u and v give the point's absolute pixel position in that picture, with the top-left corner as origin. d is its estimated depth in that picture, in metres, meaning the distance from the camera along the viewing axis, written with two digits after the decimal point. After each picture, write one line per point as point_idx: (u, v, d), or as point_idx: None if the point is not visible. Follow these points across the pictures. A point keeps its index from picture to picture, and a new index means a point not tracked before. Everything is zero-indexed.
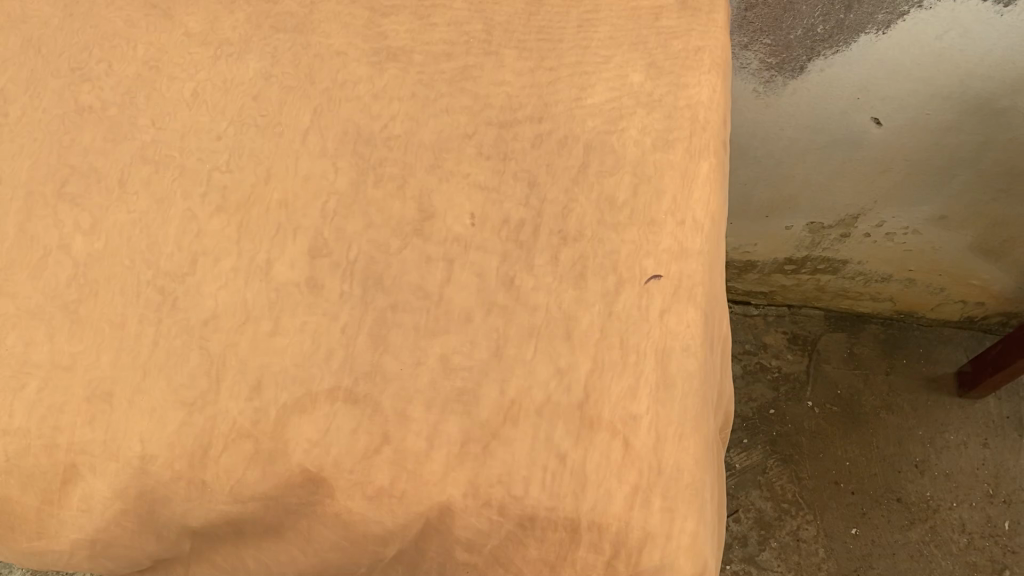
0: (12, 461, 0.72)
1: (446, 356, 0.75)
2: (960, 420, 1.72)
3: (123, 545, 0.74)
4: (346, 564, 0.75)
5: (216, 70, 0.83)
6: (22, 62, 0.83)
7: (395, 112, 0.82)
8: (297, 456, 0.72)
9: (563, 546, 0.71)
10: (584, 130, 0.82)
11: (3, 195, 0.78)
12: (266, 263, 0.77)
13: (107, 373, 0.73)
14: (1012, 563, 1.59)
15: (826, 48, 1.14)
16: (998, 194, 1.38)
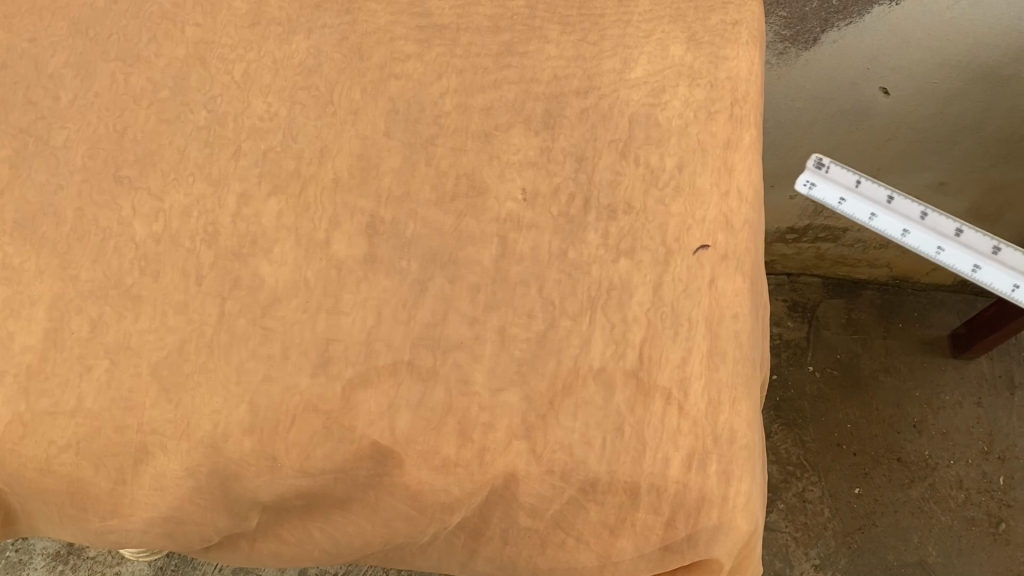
0: (81, 444, 0.72)
1: (504, 328, 0.77)
2: (955, 381, 1.76)
3: (195, 521, 0.76)
4: (413, 533, 0.78)
5: (266, 50, 0.84)
6: (70, 45, 0.83)
7: (444, 89, 0.84)
8: (365, 430, 0.73)
9: (624, 509, 0.74)
10: (629, 103, 0.84)
11: (58, 177, 0.78)
12: (325, 241, 0.78)
13: (174, 354, 0.74)
14: (1008, 516, 1.63)
15: (840, 20, 1.14)
16: (997, 159, 1.40)
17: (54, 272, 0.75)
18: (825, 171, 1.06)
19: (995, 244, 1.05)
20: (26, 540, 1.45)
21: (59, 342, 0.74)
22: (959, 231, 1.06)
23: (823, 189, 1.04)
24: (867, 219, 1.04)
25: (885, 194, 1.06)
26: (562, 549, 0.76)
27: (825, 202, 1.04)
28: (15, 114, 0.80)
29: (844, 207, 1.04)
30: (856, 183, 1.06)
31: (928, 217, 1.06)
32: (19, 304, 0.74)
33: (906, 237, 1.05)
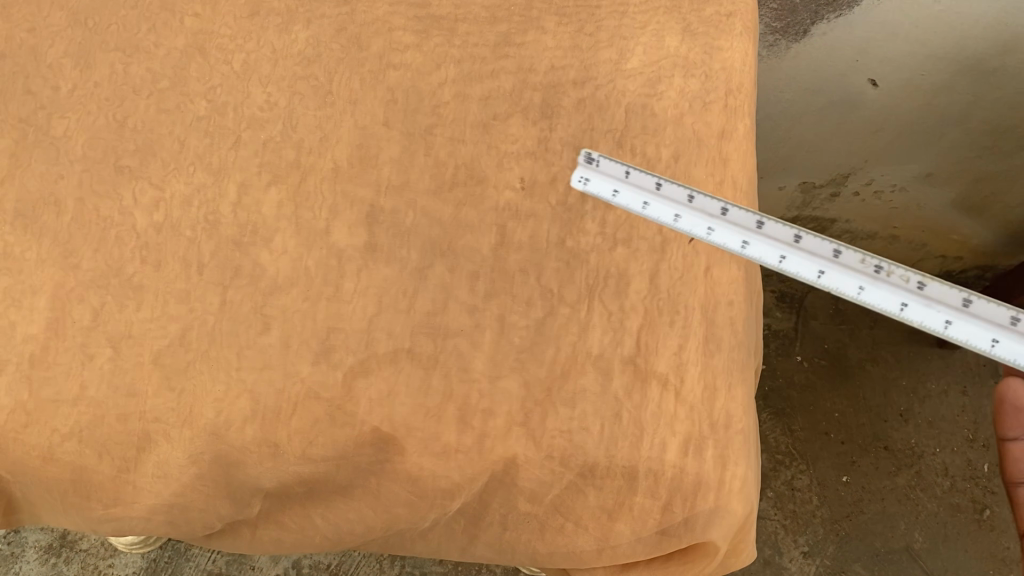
0: (85, 431, 0.73)
1: (503, 316, 0.78)
2: (940, 370, 1.68)
3: (199, 509, 0.77)
4: (413, 519, 0.79)
5: (265, 41, 0.84)
6: (69, 34, 0.83)
7: (442, 80, 0.84)
8: (367, 417, 0.74)
9: (622, 493, 0.75)
10: (625, 93, 0.84)
11: (59, 167, 0.78)
12: (325, 230, 0.79)
13: (176, 342, 0.75)
14: (992, 503, 1.57)
15: (829, 13, 1.16)
16: (985, 151, 1.37)
17: (56, 261, 0.76)
18: (594, 167, 0.81)
19: (1012, 311, 0.74)
20: (18, 532, 1.41)
21: (62, 332, 0.74)
22: (921, 282, 0.75)
23: (598, 187, 0.80)
24: (704, 232, 0.77)
25: (720, 205, 0.79)
26: (561, 533, 0.77)
27: (599, 195, 0.79)
28: (14, 104, 0.80)
29: (621, 198, 0.79)
30: (688, 200, 0.78)
31: (885, 267, 0.76)
32: (21, 294, 0.75)
33: (783, 264, 0.76)
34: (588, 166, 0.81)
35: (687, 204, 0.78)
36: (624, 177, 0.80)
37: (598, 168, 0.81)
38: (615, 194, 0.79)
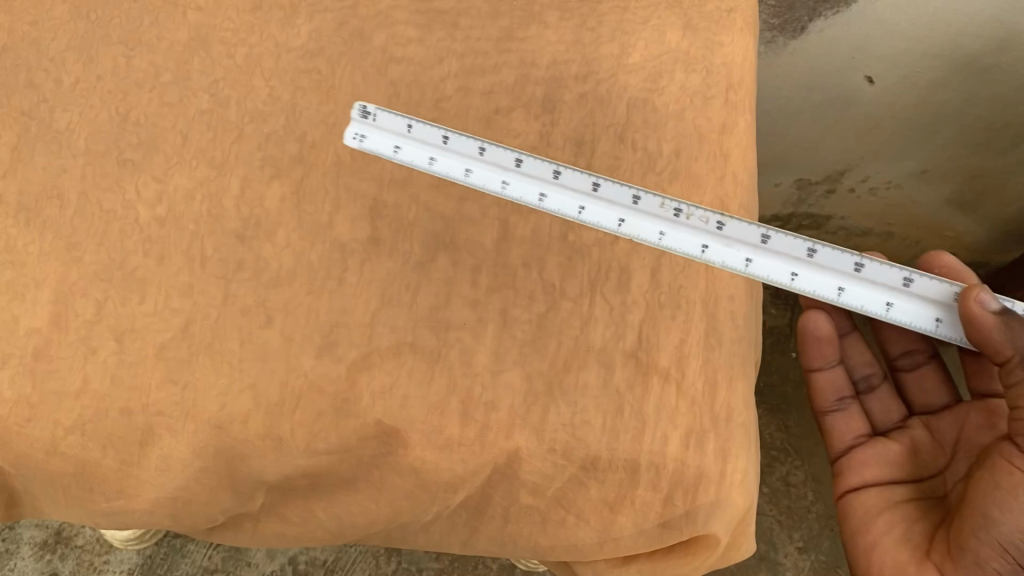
0: (88, 425, 0.73)
1: (506, 309, 0.78)
2: None
3: (202, 502, 0.78)
4: (416, 511, 0.79)
5: (268, 35, 0.84)
6: (72, 28, 0.83)
7: (445, 74, 0.84)
8: (370, 410, 0.74)
9: (624, 486, 0.75)
10: (626, 87, 0.84)
11: (62, 160, 0.78)
12: (328, 223, 0.79)
13: (180, 336, 0.75)
14: None
15: (826, 10, 1.16)
16: (978, 147, 1.38)
17: (59, 255, 0.76)
18: (370, 119, 0.80)
19: (905, 273, 0.79)
20: (13, 528, 1.38)
21: (65, 325, 0.74)
22: (857, 264, 0.79)
23: (375, 141, 0.79)
24: (614, 224, 0.78)
25: (512, 156, 0.80)
26: (563, 525, 0.78)
27: (451, 175, 0.79)
28: (17, 97, 0.80)
29: (404, 150, 0.79)
30: (594, 189, 0.79)
31: (816, 250, 0.79)
32: (24, 287, 0.75)
33: (585, 215, 0.78)
34: (364, 119, 0.80)
35: (479, 157, 0.79)
36: (444, 144, 0.80)
37: (447, 144, 0.80)
38: (469, 174, 0.79)
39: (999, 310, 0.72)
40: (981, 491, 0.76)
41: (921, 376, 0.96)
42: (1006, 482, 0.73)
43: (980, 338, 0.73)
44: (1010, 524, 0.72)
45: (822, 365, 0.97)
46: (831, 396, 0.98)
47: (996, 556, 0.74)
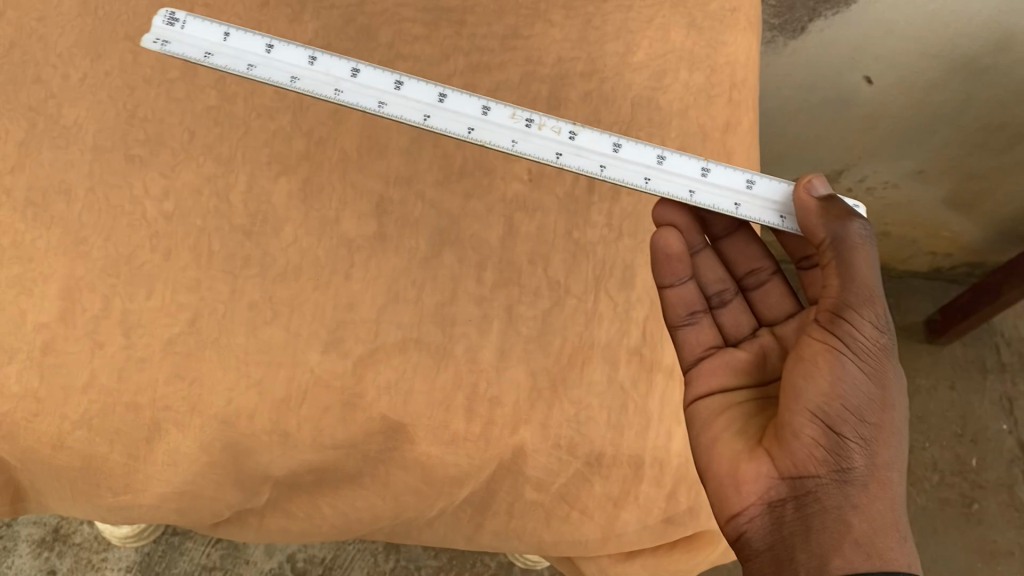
0: (95, 419, 0.74)
1: (511, 306, 0.79)
2: (929, 366, 1.58)
3: (209, 496, 0.79)
4: (421, 506, 0.80)
5: (275, 31, 0.84)
6: (79, 24, 0.83)
7: (451, 71, 0.85)
8: (378, 406, 0.75)
9: (627, 481, 0.77)
10: (631, 86, 0.85)
11: (69, 155, 0.78)
12: (334, 219, 0.79)
13: (186, 331, 0.75)
14: (981, 497, 1.47)
15: (826, 10, 1.15)
16: (974, 148, 1.38)
17: (66, 250, 0.76)
18: (177, 26, 0.77)
19: (748, 175, 0.75)
20: (9, 526, 1.33)
21: (73, 321, 0.74)
22: (750, 180, 0.74)
23: (185, 49, 0.76)
24: (596, 168, 0.74)
25: (349, 66, 0.76)
26: (567, 521, 0.79)
27: (408, 118, 0.74)
28: (24, 93, 0.80)
29: (220, 55, 0.76)
30: (571, 137, 0.75)
31: (710, 169, 0.75)
32: (33, 282, 0.75)
33: (428, 120, 0.74)
34: (172, 27, 0.77)
35: (308, 66, 0.76)
36: (396, 89, 0.76)
37: (398, 92, 0.75)
38: (429, 119, 0.74)
39: (827, 192, 0.67)
40: (788, 378, 0.63)
41: (764, 288, 0.78)
42: (851, 348, 0.61)
43: (804, 225, 0.68)
44: (817, 389, 0.61)
45: (673, 282, 0.75)
46: (682, 310, 0.76)
47: (806, 424, 0.60)
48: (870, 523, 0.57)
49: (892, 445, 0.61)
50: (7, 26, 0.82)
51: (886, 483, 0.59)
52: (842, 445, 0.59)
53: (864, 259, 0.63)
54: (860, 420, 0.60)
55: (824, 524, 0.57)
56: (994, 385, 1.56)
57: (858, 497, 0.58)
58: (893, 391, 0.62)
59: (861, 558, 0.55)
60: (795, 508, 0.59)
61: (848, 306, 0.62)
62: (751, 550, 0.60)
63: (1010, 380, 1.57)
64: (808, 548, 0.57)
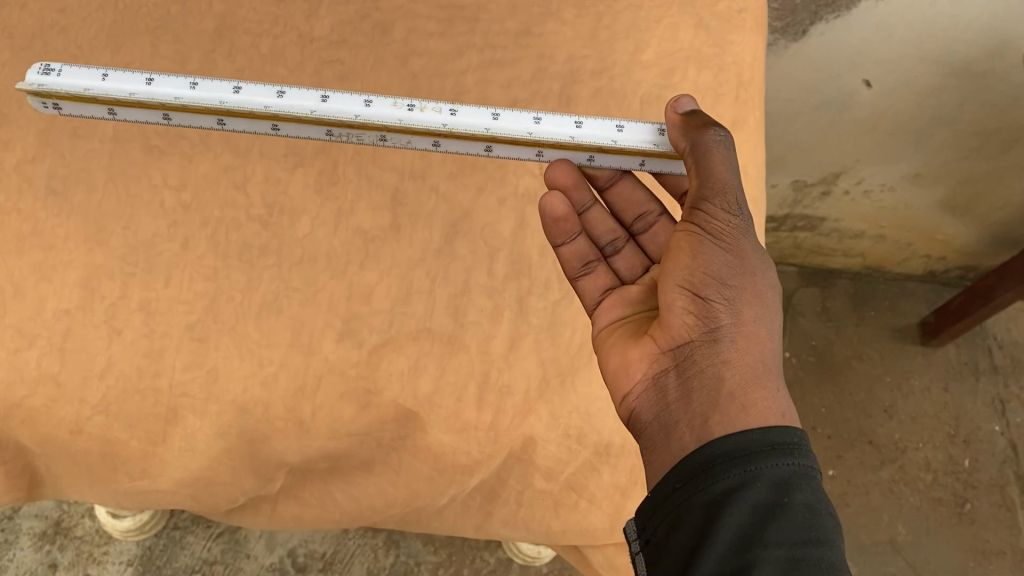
0: (113, 404, 0.75)
1: (522, 298, 0.80)
2: (923, 367, 1.57)
3: (223, 483, 0.80)
4: (431, 494, 0.80)
5: (293, 27, 0.86)
6: (101, 16, 0.84)
7: (465, 67, 0.86)
8: (391, 394, 0.76)
9: (635, 471, 0.79)
10: (641, 83, 0.86)
11: (90, 145, 0.80)
12: (350, 212, 0.81)
13: (204, 319, 0.76)
14: (972, 498, 1.45)
15: (829, 14, 1.14)
16: (970, 153, 1.33)
17: (87, 238, 0.77)
18: (53, 75, 0.73)
19: (615, 121, 0.77)
20: (11, 518, 1.26)
21: (92, 307, 0.76)
22: (619, 123, 0.77)
23: (64, 86, 0.72)
24: (609, 142, 0.75)
25: (231, 85, 0.75)
26: (574, 510, 0.80)
27: (429, 128, 0.74)
28: None
29: (101, 88, 0.73)
30: (578, 127, 0.76)
31: (583, 121, 0.77)
32: (55, 268, 0.76)
33: (317, 112, 0.74)
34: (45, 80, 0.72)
35: (190, 89, 0.74)
36: (279, 98, 0.75)
37: (411, 112, 0.75)
38: (448, 125, 0.74)
39: (691, 108, 0.69)
40: (661, 266, 0.63)
41: (656, 227, 0.78)
42: (711, 227, 0.61)
43: (673, 142, 0.69)
44: (683, 266, 0.61)
45: (563, 241, 0.76)
46: (576, 262, 0.76)
47: (676, 297, 0.60)
48: (743, 374, 0.56)
49: (761, 306, 0.60)
50: (30, 18, 0.84)
51: (757, 339, 0.58)
52: (709, 309, 0.58)
53: (720, 155, 0.63)
54: (725, 285, 0.59)
55: (699, 384, 0.57)
56: (986, 387, 1.55)
57: (729, 353, 0.57)
58: (756, 259, 0.61)
59: (735, 408, 0.54)
60: (676, 378, 0.59)
61: (706, 194, 0.62)
62: (643, 428, 0.60)
63: (1003, 381, 1.56)
64: (688, 411, 0.56)
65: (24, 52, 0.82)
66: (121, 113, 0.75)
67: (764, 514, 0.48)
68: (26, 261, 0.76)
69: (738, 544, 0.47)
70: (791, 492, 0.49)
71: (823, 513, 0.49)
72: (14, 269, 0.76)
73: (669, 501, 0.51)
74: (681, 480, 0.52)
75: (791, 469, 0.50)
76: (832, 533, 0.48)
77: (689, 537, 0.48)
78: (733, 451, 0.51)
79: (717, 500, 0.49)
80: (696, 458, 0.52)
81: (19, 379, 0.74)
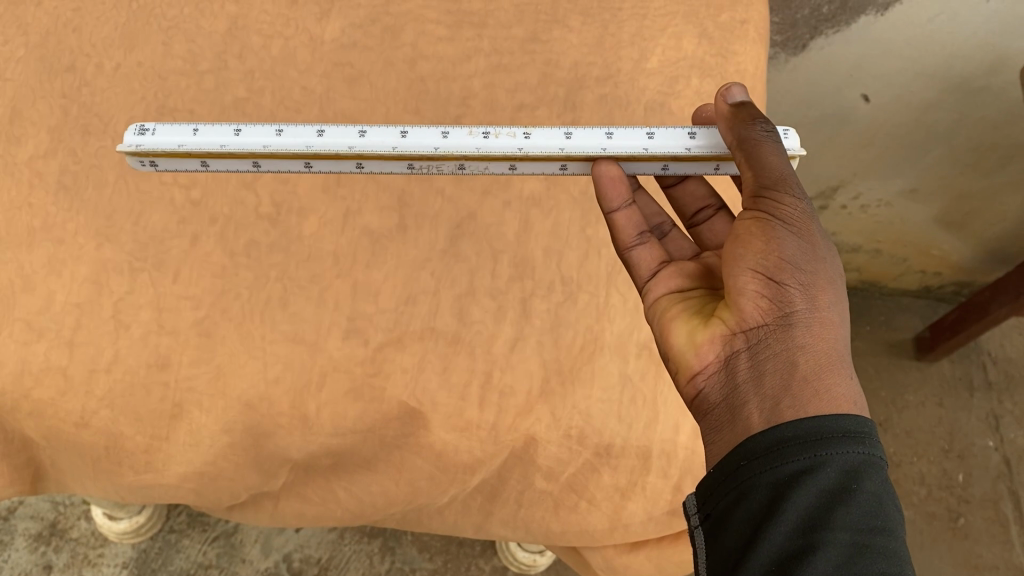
0: (118, 399, 0.75)
1: (526, 298, 0.81)
2: (918, 382, 1.58)
3: (227, 478, 0.80)
4: (433, 492, 0.81)
5: (304, 29, 0.87)
6: (115, 16, 0.86)
7: (472, 72, 0.87)
8: (394, 392, 0.77)
9: (634, 473, 0.78)
10: (645, 90, 0.88)
11: (102, 141, 0.81)
12: (357, 212, 0.82)
13: (210, 313, 0.77)
14: (966, 512, 1.45)
15: (829, 29, 1.16)
16: (966, 168, 1.31)
17: (96, 233, 0.78)
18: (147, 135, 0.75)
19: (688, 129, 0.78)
20: (6, 519, 1.26)
21: (100, 302, 0.76)
22: (692, 131, 0.77)
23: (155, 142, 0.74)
24: (682, 149, 0.75)
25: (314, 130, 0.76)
26: (574, 511, 0.80)
27: (506, 152, 0.75)
28: (59, 80, 0.83)
29: (193, 143, 0.74)
30: (649, 137, 0.77)
31: (655, 133, 0.78)
32: (64, 262, 0.77)
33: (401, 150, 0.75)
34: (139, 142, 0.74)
35: (277, 136, 0.75)
36: (360, 136, 0.76)
37: (487, 138, 0.76)
38: (524, 150, 0.75)
39: (743, 98, 0.70)
40: (728, 250, 0.63)
41: (714, 220, 0.79)
42: (783, 215, 0.61)
43: (722, 133, 0.71)
44: (757, 250, 0.60)
45: (618, 209, 0.74)
46: (631, 230, 0.74)
47: (749, 281, 0.59)
48: (816, 359, 0.56)
49: (833, 293, 0.60)
50: (44, 16, 0.85)
51: (831, 325, 0.58)
52: (783, 294, 0.58)
53: (769, 148, 0.65)
54: (801, 270, 0.59)
55: (772, 367, 0.56)
56: (981, 402, 1.55)
57: (804, 338, 0.57)
58: (827, 246, 0.61)
59: (809, 393, 0.54)
60: (746, 360, 0.58)
61: (769, 181, 0.63)
62: (709, 408, 0.59)
63: (997, 398, 1.56)
64: (760, 393, 0.56)
65: (39, 49, 0.84)
66: (215, 164, 0.76)
67: (834, 498, 0.49)
68: (36, 255, 0.77)
69: (804, 525, 0.48)
70: (860, 479, 0.50)
71: (891, 504, 0.50)
72: (24, 263, 0.77)
73: (734, 477, 0.52)
74: (749, 457, 0.52)
75: (861, 457, 0.51)
76: (895, 523, 0.49)
77: (752, 514, 0.50)
78: (805, 434, 0.51)
79: (786, 482, 0.49)
80: (765, 438, 0.52)
81: (26, 371, 0.75)
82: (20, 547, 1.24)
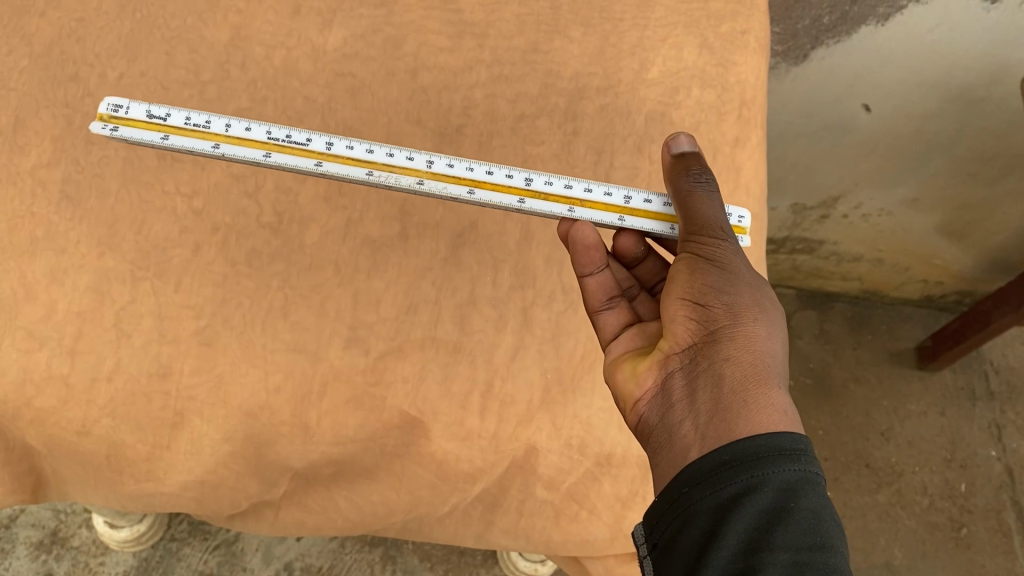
0: (120, 407, 0.76)
1: (526, 308, 0.81)
2: (920, 391, 1.57)
3: (229, 487, 0.81)
4: (433, 502, 0.82)
5: (307, 39, 0.88)
6: (118, 27, 0.86)
7: (473, 82, 0.88)
8: (394, 401, 0.77)
9: (636, 482, 0.79)
10: (646, 100, 0.88)
11: (104, 150, 0.81)
12: (358, 221, 0.82)
13: (211, 323, 0.77)
14: (969, 522, 1.44)
15: (830, 39, 1.15)
16: (967, 177, 1.31)
17: (99, 242, 0.78)
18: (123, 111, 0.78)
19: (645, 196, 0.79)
20: (7, 527, 1.26)
21: (102, 310, 0.77)
22: (646, 198, 0.79)
23: (138, 110, 0.79)
24: (643, 200, 0.79)
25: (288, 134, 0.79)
26: (575, 521, 0.80)
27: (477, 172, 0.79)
28: (62, 90, 0.83)
29: (177, 118, 0.79)
30: (606, 194, 0.79)
31: (613, 192, 0.79)
32: (66, 270, 0.77)
33: (375, 150, 0.79)
34: (116, 112, 0.78)
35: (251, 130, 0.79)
36: (329, 147, 0.79)
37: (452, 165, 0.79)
38: (493, 174, 0.79)
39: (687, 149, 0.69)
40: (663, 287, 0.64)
41: None
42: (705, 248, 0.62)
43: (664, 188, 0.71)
44: (683, 280, 0.62)
45: (590, 271, 0.74)
46: (600, 296, 0.74)
47: (678, 309, 0.61)
48: (744, 371, 0.56)
49: (762, 309, 0.60)
50: (48, 27, 0.85)
51: (759, 338, 0.58)
52: (708, 316, 0.59)
53: (698, 192, 0.66)
54: (725, 292, 0.60)
55: (702, 385, 0.57)
56: (983, 412, 1.55)
57: (729, 353, 0.57)
58: (751, 270, 0.62)
59: (737, 405, 0.55)
60: (681, 381, 0.59)
61: (694, 226, 0.64)
62: (650, 431, 0.60)
63: (999, 407, 1.56)
64: (693, 412, 0.56)
65: (42, 59, 0.84)
66: (175, 138, 0.77)
67: (772, 518, 0.48)
68: (38, 263, 0.77)
69: (746, 548, 0.48)
70: (797, 497, 0.49)
71: (828, 519, 0.49)
72: (26, 271, 0.77)
73: (677, 504, 0.52)
74: (689, 484, 0.52)
75: (798, 474, 0.50)
76: (835, 536, 0.49)
77: (696, 540, 0.49)
78: (739, 456, 0.51)
79: (725, 506, 0.49)
80: (703, 463, 0.52)
81: (27, 379, 0.75)
82: (20, 554, 1.24)
